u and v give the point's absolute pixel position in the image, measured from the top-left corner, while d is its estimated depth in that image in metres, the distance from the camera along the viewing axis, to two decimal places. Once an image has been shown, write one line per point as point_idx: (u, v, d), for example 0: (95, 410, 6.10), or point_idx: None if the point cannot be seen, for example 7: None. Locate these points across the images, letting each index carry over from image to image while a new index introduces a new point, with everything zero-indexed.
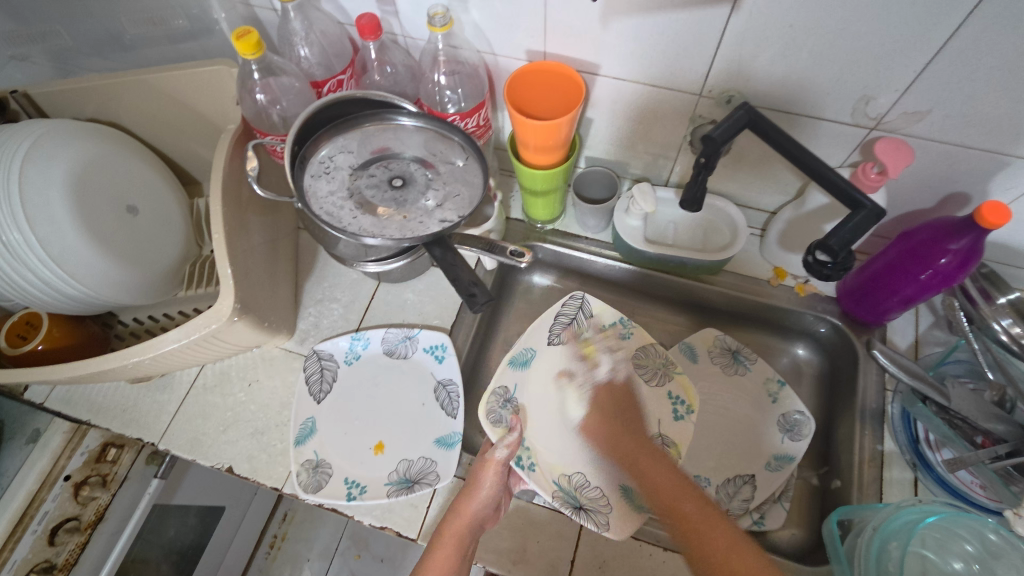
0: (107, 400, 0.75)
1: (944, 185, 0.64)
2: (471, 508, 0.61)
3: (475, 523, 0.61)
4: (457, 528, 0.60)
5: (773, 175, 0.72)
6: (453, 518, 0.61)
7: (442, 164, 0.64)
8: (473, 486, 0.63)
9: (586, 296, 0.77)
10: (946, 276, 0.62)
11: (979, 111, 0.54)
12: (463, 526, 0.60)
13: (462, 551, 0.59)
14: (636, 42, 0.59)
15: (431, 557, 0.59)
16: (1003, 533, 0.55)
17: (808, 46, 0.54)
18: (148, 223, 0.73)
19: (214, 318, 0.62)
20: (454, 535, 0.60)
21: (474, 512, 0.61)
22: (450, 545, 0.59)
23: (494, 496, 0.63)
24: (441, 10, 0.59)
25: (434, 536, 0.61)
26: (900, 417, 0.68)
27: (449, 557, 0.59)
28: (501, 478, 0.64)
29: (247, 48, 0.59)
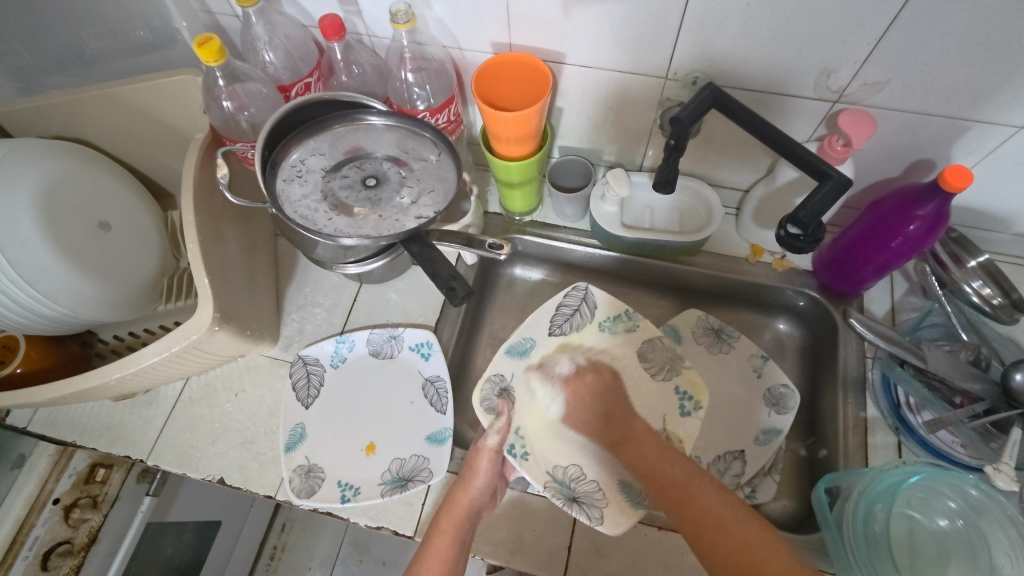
0: (90, 419, 0.74)
1: (909, 154, 0.65)
2: (465, 498, 0.62)
3: (471, 510, 0.62)
4: (452, 516, 0.61)
5: (743, 154, 0.73)
6: (449, 506, 0.62)
7: (415, 161, 0.64)
8: (469, 475, 0.64)
9: (589, 287, 0.78)
10: (916, 242, 0.63)
11: (936, 78, 0.55)
12: (458, 514, 0.61)
13: (460, 541, 0.61)
14: (598, 29, 0.60)
15: (430, 546, 0.61)
16: (984, 488, 0.56)
17: (766, 23, 0.55)
18: (121, 238, 0.72)
19: (194, 329, 0.62)
20: (451, 522, 0.61)
21: (469, 500, 0.62)
22: (445, 536, 0.61)
23: (489, 485, 0.64)
24: (403, 7, 0.59)
25: (433, 523, 0.62)
26: (881, 382, 0.69)
27: (444, 548, 0.60)
28: (497, 467, 0.66)
29: (209, 55, 0.58)
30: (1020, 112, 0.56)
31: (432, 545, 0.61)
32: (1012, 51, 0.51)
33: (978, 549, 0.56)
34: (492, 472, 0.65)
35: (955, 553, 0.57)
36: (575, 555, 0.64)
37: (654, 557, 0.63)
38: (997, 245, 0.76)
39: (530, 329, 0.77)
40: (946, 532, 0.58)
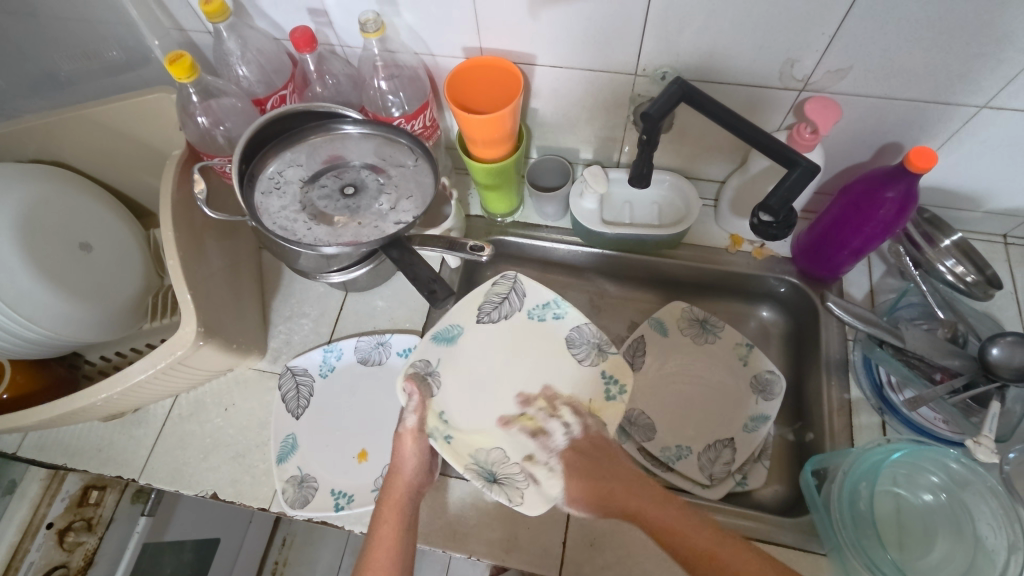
0: (80, 442, 0.74)
1: (877, 137, 0.66)
2: (400, 478, 0.62)
3: (406, 492, 0.62)
4: (392, 501, 0.61)
5: (716, 146, 0.74)
6: (386, 494, 0.62)
7: (393, 167, 0.65)
8: (396, 463, 0.64)
9: (518, 276, 0.74)
10: (888, 224, 0.64)
11: (896, 63, 0.57)
12: (396, 497, 0.61)
13: (401, 524, 0.60)
14: (565, 30, 0.61)
15: (373, 541, 0.59)
16: (964, 461, 0.57)
17: (728, 16, 0.56)
18: (103, 259, 0.73)
19: (178, 344, 0.62)
20: (391, 509, 0.61)
21: (401, 483, 0.62)
22: (387, 525, 0.60)
23: (418, 466, 0.64)
24: (372, 16, 0.59)
25: (374, 515, 0.61)
26: (863, 363, 0.71)
27: (388, 539, 0.59)
28: (423, 445, 0.65)
29: (181, 72, 0.59)
30: (979, 92, 0.58)
31: (376, 536, 0.59)
32: (967, 33, 0.52)
33: (963, 522, 0.57)
34: (418, 452, 0.64)
35: (941, 527, 0.58)
36: (569, 550, 0.64)
37: (647, 548, 0.64)
38: (969, 224, 0.77)
39: (459, 311, 0.73)
40: (931, 507, 0.59)
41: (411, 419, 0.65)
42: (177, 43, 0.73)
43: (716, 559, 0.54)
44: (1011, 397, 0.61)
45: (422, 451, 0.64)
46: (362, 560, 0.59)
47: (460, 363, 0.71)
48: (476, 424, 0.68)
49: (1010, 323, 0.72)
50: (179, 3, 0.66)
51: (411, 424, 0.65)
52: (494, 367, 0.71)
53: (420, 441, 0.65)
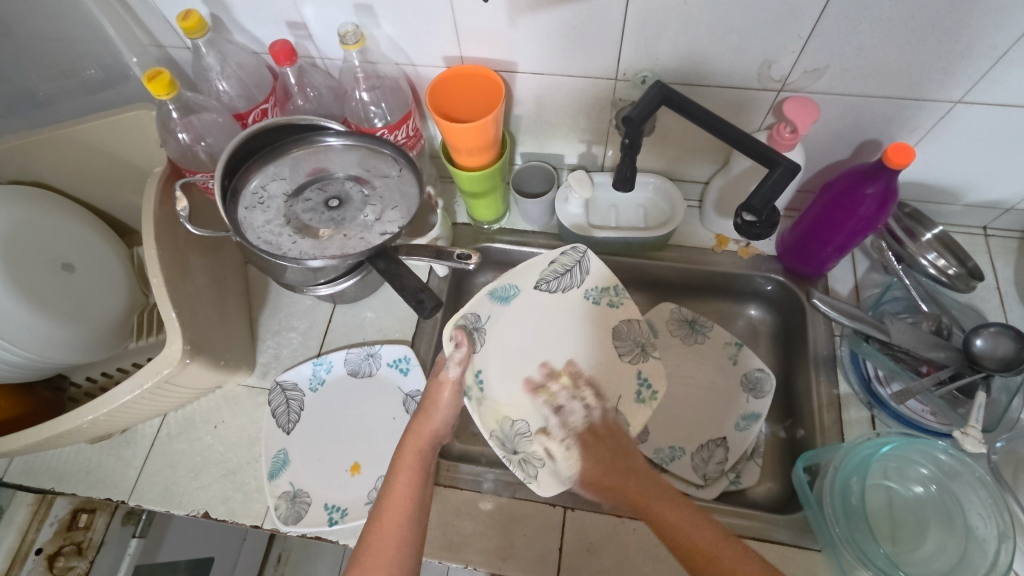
0: (67, 465, 0.73)
1: (856, 135, 0.67)
2: (430, 425, 0.67)
3: (432, 441, 0.66)
4: (414, 444, 0.65)
5: (699, 147, 0.75)
6: (410, 437, 0.66)
7: (377, 178, 0.65)
8: (433, 403, 0.69)
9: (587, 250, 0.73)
10: (869, 220, 0.65)
11: (871, 61, 0.58)
12: (420, 442, 0.66)
13: (421, 469, 0.64)
14: (544, 37, 0.61)
15: (393, 483, 0.62)
16: (952, 452, 0.58)
17: (704, 19, 0.56)
18: (86, 279, 0.72)
19: (164, 363, 0.62)
20: (413, 453, 0.65)
21: (430, 431, 0.67)
22: (406, 467, 0.63)
23: (448, 422, 0.69)
24: (352, 28, 0.59)
25: (393, 457, 0.65)
26: (850, 358, 0.72)
27: (406, 486, 0.62)
28: (457, 398, 0.69)
29: (160, 88, 0.59)
30: (953, 87, 0.59)
31: (400, 466, 0.63)
32: (938, 31, 0.53)
33: (953, 513, 0.57)
34: (450, 403, 0.69)
35: (932, 519, 0.59)
36: (566, 556, 0.64)
37: (644, 551, 0.64)
38: (950, 217, 0.78)
39: (518, 274, 0.72)
40: (921, 499, 0.60)
41: (455, 372, 0.69)
42: (156, 60, 0.72)
43: (679, 524, 0.57)
44: (996, 387, 0.62)
45: (454, 402, 0.69)
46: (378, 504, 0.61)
47: (505, 325, 0.72)
48: (509, 395, 0.71)
49: (994, 314, 0.73)
50: (157, 20, 0.66)
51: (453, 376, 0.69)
52: (529, 335, 0.73)
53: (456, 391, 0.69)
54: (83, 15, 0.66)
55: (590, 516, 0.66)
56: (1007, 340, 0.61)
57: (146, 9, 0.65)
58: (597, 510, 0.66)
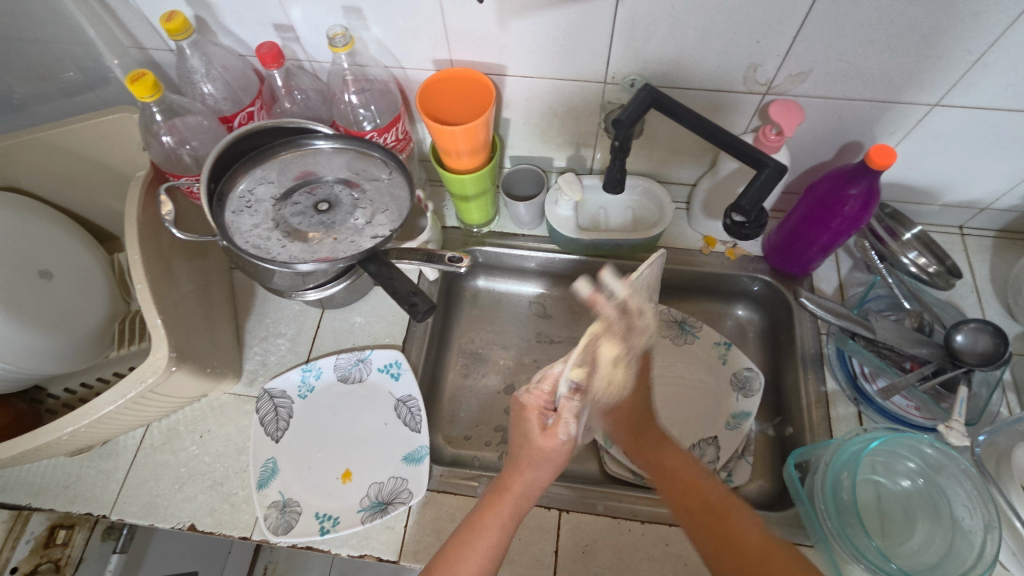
0: (45, 479, 0.70)
1: (839, 137, 0.69)
2: (520, 485, 0.58)
3: (531, 501, 0.58)
4: (505, 501, 0.57)
5: (685, 150, 0.76)
6: (498, 495, 0.58)
7: (367, 181, 0.64)
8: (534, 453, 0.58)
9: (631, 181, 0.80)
10: (853, 220, 0.66)
11: (853, 64, 0.59)
12: (520, 504, 0.58)
13: (505, 537, 0.56)
14: (533, 42, 0.62)
15: (477, 533, 0.55)
16: (938, 446, 0.59)
17: (693, 23, 0.57)
18: (65, 286, 0.70)
19: (150, 371, 0.60)
20: (506, 511, 0.57)
21: (531, 491, 0.58)
22: (495, 526, 0.56)
23: (546, 478, 0.59)
24: (341, 30, 0.59)
25: (474, 515, 0.57)
26: (837, 356, 0.72)
27: (495, 540, 0.55)
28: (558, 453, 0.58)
29: (144, 90, 0.57)
30: (932, 90, 0.60)
31: (497, 499, 0.57)
32: (918, 35, 0.55)
33: (940, 505, 0.59)
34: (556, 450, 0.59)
35: (921, 513, 0.60)
36: (562, 559, 0.64)
37: (639, 552, 0.64)
38: (928, 217, 0.81)
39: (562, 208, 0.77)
40: (909, 492, 0.61)
41: (576, 431, 0.58)
42: (138, 62, 0.71)
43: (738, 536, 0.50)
44: (977, 381, 0.64)
45: (557, 459, 0.59)
46: (457, 536, 0.56)
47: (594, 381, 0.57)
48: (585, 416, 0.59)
49: (972, 310, 0.75)
50: (138, 21, 0.65)
51: (569, 435, 0.58)
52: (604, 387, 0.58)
53: (564, 448, 0.58)
54: (61, 16, 0.64)
55: (585, 518, 0.66)
56: (986, 336, 0.63)
57: (127, 9, 0.64)
58: (592, 512, 0.66)
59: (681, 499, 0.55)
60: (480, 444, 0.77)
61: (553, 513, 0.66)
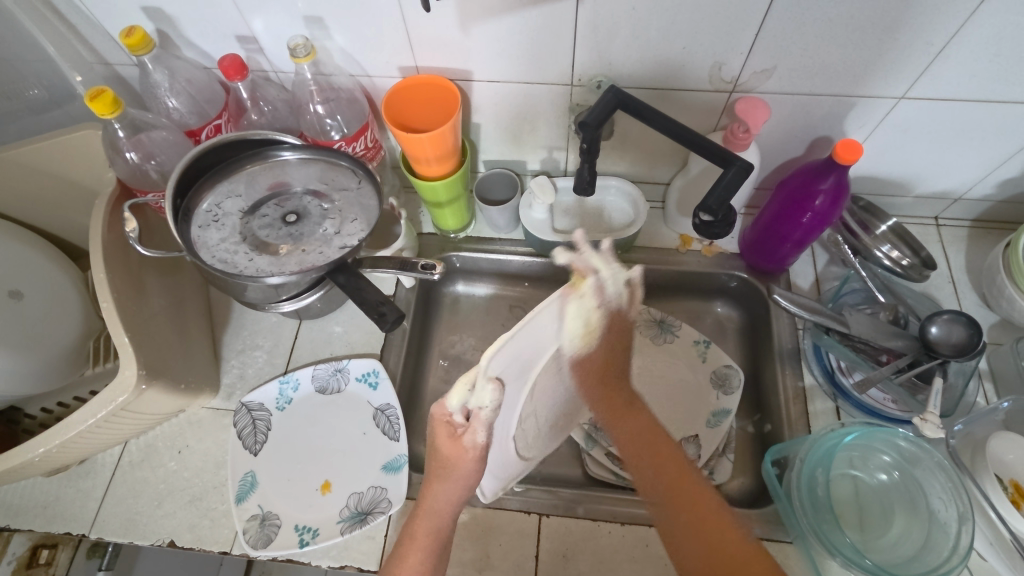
0: (23, 500, 0.70)
1: (808, 132, 0.69)
2: (438, 502, 0.58)
3: (447, 516, 0.58)
4: (426, 522, 0.58)
5: (657, 149, 0.75)
6: (421, 515, 0.59)
7: (336, 192, 0.64)
8: (443, 464, 0.56)
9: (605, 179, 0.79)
10: (824, 215, 0.66)
11: (817, 61, 0.59)
12: (436, 520, 0.58)
13: (432, 560, 0.56)
14: (497, 46, 0.61)
15: (401, 563, 0.56)
16: (912, 438, 0.59)
17: (654, 24, 0.57)
18: (38, 305, 0.69)
19: (120, 390, 0.60)
20: (427, 536, 0.57)
21: (444, 504, 0.58)
22: (417, 549, 0.56)
23: (462, 493, 0.58)
24: (302, 40, 0.59)
25: (404, 537, 0.58)
26: (814, 351, 0.73)
27: (419, 564, 0.56)
28: (474, 471, 0.55)
29: (103, 107, 0.56)
30: (895, 84, 0.61)
31: (411, 543, 0.57)
32: (878, 29, 0.55)
33: (916, 497, 0.59)
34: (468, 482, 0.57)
35: (898, 505, 0.60)
36: (543, 564, 0.64)
37: (620, 553, 0.64)
38: (902, 209, 0.81)
39: (534, 211, 0.77)
40: (886, 485, 0.61)
41: (484, 439, 0.52)
42: (103, 78, 0.71)
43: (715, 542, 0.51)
44: (953, 371, 0.64)
45: (467, 475, 0.56)
46: (394, 560, 0.57)
47: (510, 392, 0.51)
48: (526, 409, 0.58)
49: (947, 300, 0.75)
50: (100, 36, 0.65)
51: (475, 443, 0.53)
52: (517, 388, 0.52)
53: (473, 459, 0.54)
54: (22, 34, 0.64)
55: (565, 522, 0.66)
56: (960, 327, 0.63)
57: (87, 25, 0.63)
58: (572, 515, 0.66)
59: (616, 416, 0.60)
60: None
61: (535, 518, 0.66)
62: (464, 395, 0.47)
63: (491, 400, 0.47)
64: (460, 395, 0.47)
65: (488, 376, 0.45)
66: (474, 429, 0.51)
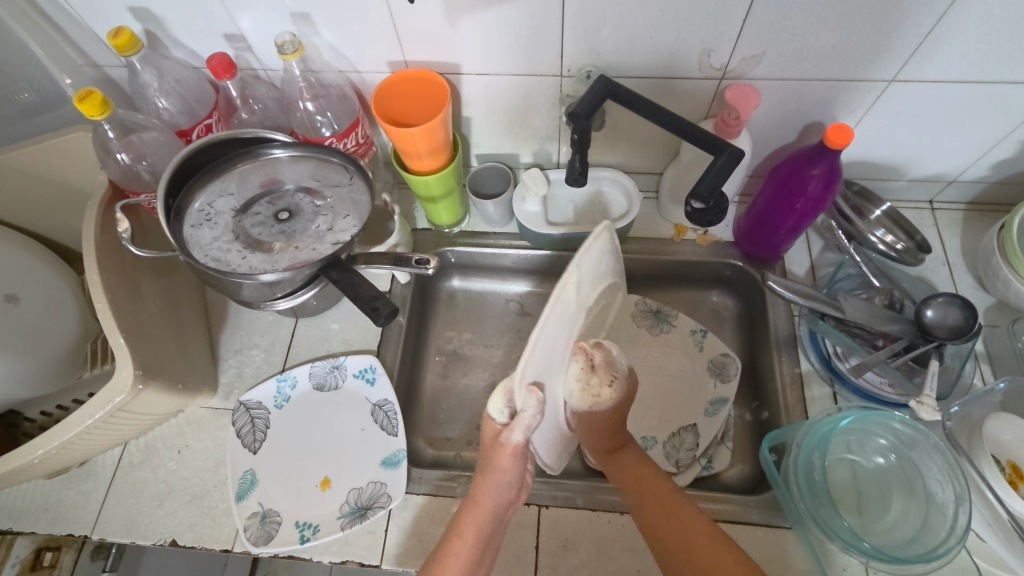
0: (24, 503, 0.70)
1: (800, 118, 0.68)
2: (488, 499, 0.58)
3: (493, 513, 0.58)
4: (476, 517, 0.58)
5: (648, 139, 0.75)
6: (469, 509, 0.59)
7: (326, 188, 0.64)
8: (494, 469, 0.58)
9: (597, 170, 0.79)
10: (817, 200, 0.66)
11: (805, 45, 0.59)
12: (477, 512, 0.58)
13: (479, 551, 0.57)
14: (484, 38, 0.61)
15: (444, 557, 0.56)
16: (907, 421, 0.59)
17: (641, 11, 0.57)
18: (33, 308, 0.69)
19: (117, 390, 0.60)
20: (473, 531, 0.57)
21: (489, 501, 0.58)
22: (465, 544, 0.57)
23: (508, 492, 0.59)
24: (289, 37, 0.59)
25: (450, 528, 0.58)
26: (809, 338, 0.73)
27: (466, 558, 0.56)
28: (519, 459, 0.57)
29: (92, 108, 0.56)
30: (886, 67, 0.60)
31: (457, 534, 0.57)
32: (865, 12, 0.55)
33: (913, 479, 0.59)
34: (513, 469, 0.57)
35: (895, 488, 0.60)
36: (543, 555, 0.64)
37: (620, 542, 0.64)
38: (896, 193, 0.80)
39: (528, 203, 0.77)
40: (884, 469, 0.61)
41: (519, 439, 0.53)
42: (93, 79, 0.70)
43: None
44: (949, 354, 0.64)
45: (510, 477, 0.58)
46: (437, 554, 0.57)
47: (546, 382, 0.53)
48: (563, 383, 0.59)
49: (943, 284, 0.75)
50: (88, 37, 0.64)
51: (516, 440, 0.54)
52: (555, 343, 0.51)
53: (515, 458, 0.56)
54: (10, 38, 0.64)
55: (564, 513, 0.66)
56: (955, 310, 0.63)
57: (75, 27, 0.63)
58: (571, 506, 0.66)
59: (618, 458, 0.64)
60: (461, 444, 0.79)
61: (533, 510, 0.66)
62: (503, 403, 0.51)
63: (530, 405, 0.49)
64: (498, 404, 0.51)
65: (527, 387, 0.48)
66: (513, 428, 0.53)
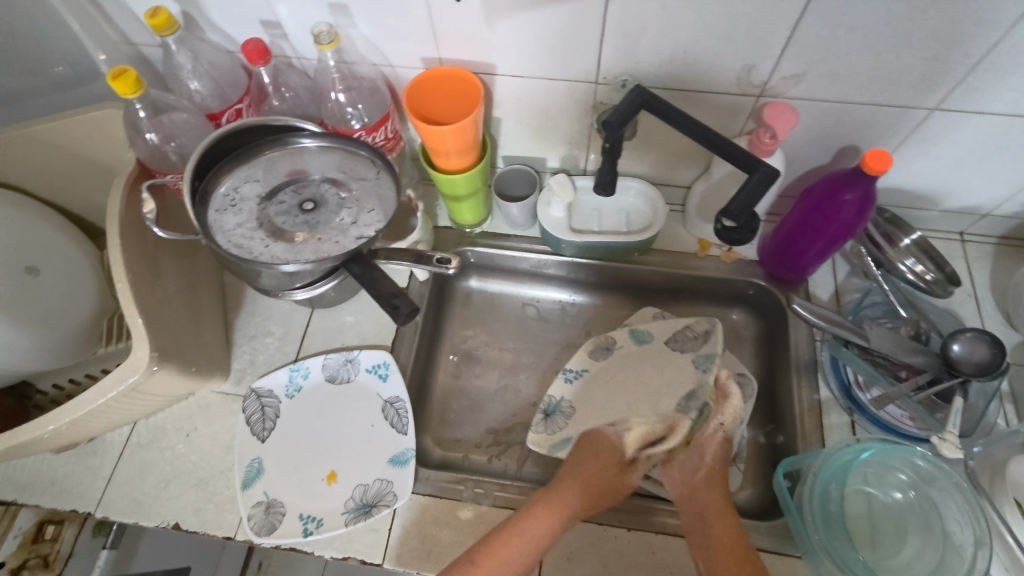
0: (31, 476, 0.70)
1: (836, 140, 0.67)
2: (529, 533, 0.60)
3: (534, 554, 0.59)
4: (513, 547, 0.59)
5: (680, 152, 0.74)
6: (508, 535, 0.60)
7: (352, 181, 0.63)
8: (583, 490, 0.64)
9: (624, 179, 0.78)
10: (849, 225, 0.65)
11: (848, 67, 0.57)
12: (515, 547, 0.59)
13: None
14: (522, 40, 0.60)
15: None
16: (930, 458, 0.58)
17: (684, 23, 0.56)
18: (53, 281, 0.69)
19: (132, 371, 0.59)
20: (500, 563, 0.58)
21: (533, 538, 0.60)
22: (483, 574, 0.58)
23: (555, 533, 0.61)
24: (325, 27, 0.58)
25: (478, 548, 0.59)
26: (831, 364, 0.71)
27: None
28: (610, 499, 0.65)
29: (126, 87, 0.55)
30: (930, 94, 0.59)
31: (482, 559, 0.58)
32: (915, 36, 0.53)
33: (931, 518, 0.58)
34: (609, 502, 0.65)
35: (912, 525, 0.58)
36: (547, 566, 0.63)
37: (626, 560, 0.63)
38: (928, 222, 0.79)
39: (552, 208, 0.76)
40: (900, 504, 0.60)
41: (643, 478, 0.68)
42: (127, 57, 0.70)
43: None
44: (974, 391, 0.62)
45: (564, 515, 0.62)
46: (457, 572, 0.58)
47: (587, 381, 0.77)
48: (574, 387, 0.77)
49: (971, 319, 0.74)
50: (125, 15, 0.64)
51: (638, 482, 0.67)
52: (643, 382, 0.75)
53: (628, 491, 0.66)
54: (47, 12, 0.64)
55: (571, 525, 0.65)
56: (983, 346, 0.61)
57: (113, 4, 0.63)
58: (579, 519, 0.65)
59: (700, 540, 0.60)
60: (468, 446, 0.78)
61: None
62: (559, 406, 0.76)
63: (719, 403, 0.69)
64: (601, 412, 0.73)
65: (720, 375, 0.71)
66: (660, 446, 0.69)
